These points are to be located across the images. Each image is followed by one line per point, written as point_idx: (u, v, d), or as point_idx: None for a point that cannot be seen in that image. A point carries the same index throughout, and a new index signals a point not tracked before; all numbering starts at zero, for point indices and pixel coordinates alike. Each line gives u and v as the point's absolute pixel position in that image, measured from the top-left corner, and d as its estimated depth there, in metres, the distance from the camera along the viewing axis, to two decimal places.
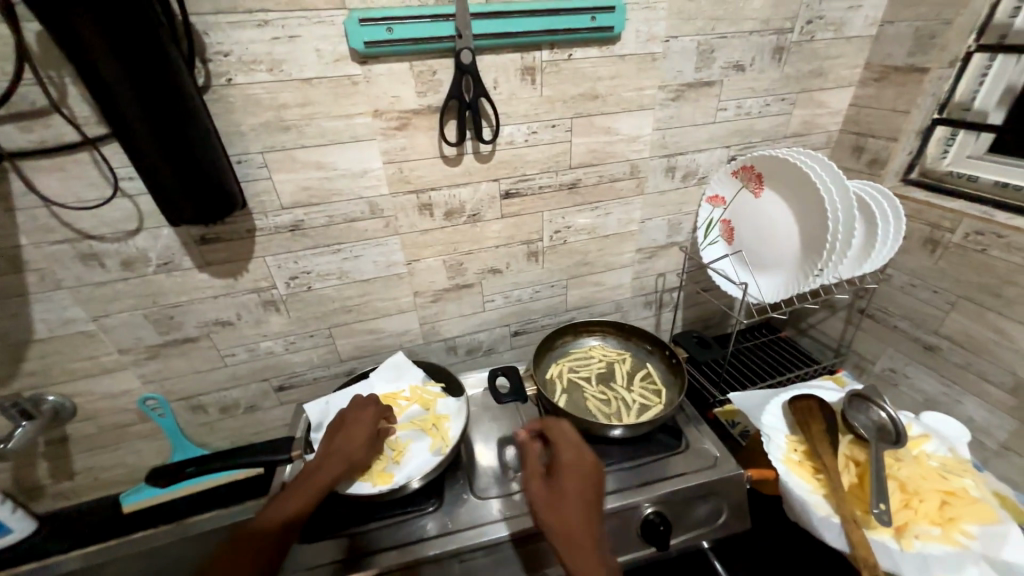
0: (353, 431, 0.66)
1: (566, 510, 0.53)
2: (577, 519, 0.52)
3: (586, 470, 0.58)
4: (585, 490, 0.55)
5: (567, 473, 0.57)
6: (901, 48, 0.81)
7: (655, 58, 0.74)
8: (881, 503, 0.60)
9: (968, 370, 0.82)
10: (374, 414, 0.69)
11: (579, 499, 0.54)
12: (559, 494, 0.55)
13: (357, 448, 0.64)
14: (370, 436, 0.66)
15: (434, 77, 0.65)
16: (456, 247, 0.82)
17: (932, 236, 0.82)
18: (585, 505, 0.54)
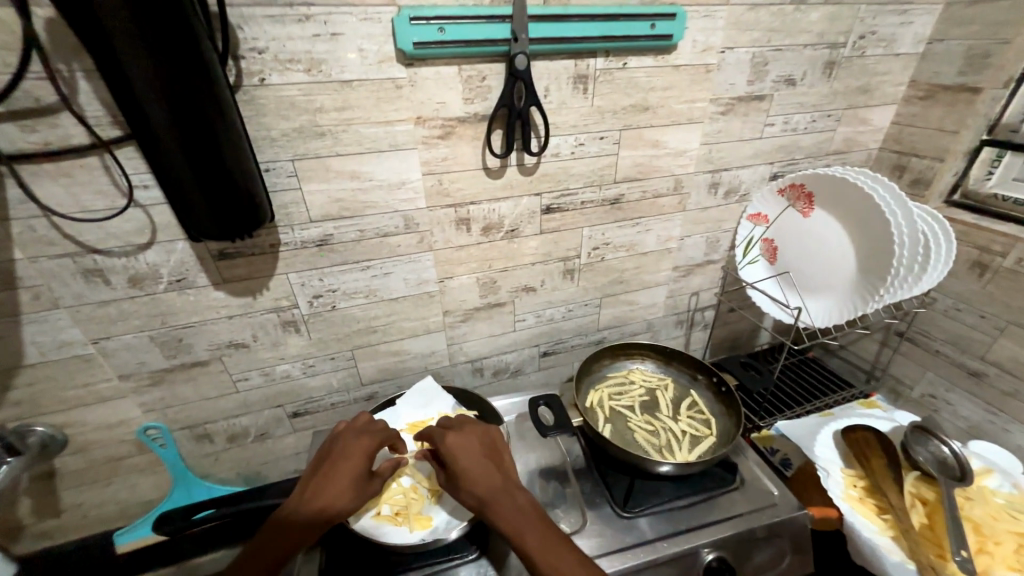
0: (339, 468, 0.57)
1: (466, 480, 0.56)
2: (478, 485, 0.56)
3: (469, 440, 0.61)
4: (477, 454, 0.59)
5: (455, 445, 0.60)
6: (952, 66, 0.79)
7: (709, 69, 0.70)
8: (962, 549, 0.56)
9: (1018, 398, 0.79)
10: (368, 448, 0.60)
11: (475, 466, 0.57)
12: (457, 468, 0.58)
13: (338, 492, 0.55)
14: (357, 477, 0.57)
15: (483, 83, 0.60)
16: (490, 264, 0.76)
17: (980, 259, 0.80)
18: (482, 470, 0.57)
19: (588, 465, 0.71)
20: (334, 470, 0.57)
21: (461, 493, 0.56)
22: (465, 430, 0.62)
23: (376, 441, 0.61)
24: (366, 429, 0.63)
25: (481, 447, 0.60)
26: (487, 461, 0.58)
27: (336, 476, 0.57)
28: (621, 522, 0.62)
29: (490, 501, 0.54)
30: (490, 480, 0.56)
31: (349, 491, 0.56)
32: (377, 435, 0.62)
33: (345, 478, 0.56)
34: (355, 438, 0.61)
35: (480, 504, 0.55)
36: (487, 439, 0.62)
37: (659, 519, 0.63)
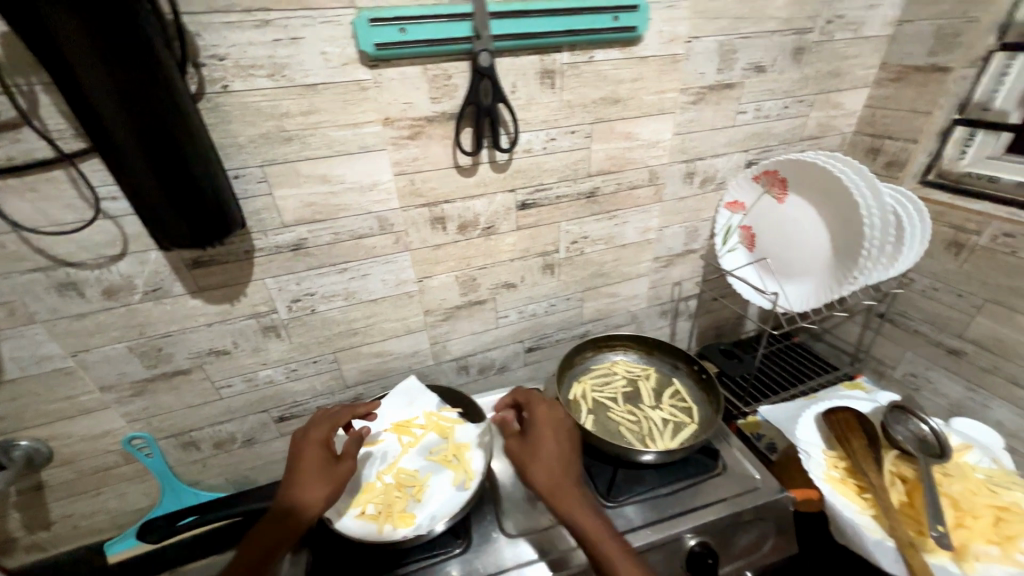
0: (303, 460, 0.60)
1: (544, 465, 0.59)
2: (557, 470, 0.59)
3: (556, 427, 0.63)
4: (559, 442, 0.62)
5: (540, 428, 0.63)
6: (921, 47, 0.79)
7: (677, 60, 0.70)
8: (939, 524, 0.58)
9: (997, 374, 0.80)
10: (325, 434, 0.63)
11: (555, 454, 0.60)
12: (537, 449, 0.61)
13: (310, 480, 0.58)
14: (323, 460, 0.60)
15: (449, 82, 0.60)
16: (468, 262, 0.77)
17: (956, 238, 0.81)
18: (559, 460, 0.60)
19: None
20: (298, 464, 0.59)
21: (535, 471, 0.59)
22: (551, 415, 0.65)
23: (328, 426, 0.65)
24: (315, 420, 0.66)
25: (562, 437, 0.63)
26: (567, 452, 0.61)
27: (303, 469, 0.59)
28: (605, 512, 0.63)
29: (558, 490, 0.57)
30: (564, 473, 0.59)
31: (320, 473, 0.59)
32: (330, 421, 0.66)
33: (310, 464, 0.59)
34: (307, 431, 0.64)
35: (552, 487, 0.57)
36: (570, 430, 0.64)
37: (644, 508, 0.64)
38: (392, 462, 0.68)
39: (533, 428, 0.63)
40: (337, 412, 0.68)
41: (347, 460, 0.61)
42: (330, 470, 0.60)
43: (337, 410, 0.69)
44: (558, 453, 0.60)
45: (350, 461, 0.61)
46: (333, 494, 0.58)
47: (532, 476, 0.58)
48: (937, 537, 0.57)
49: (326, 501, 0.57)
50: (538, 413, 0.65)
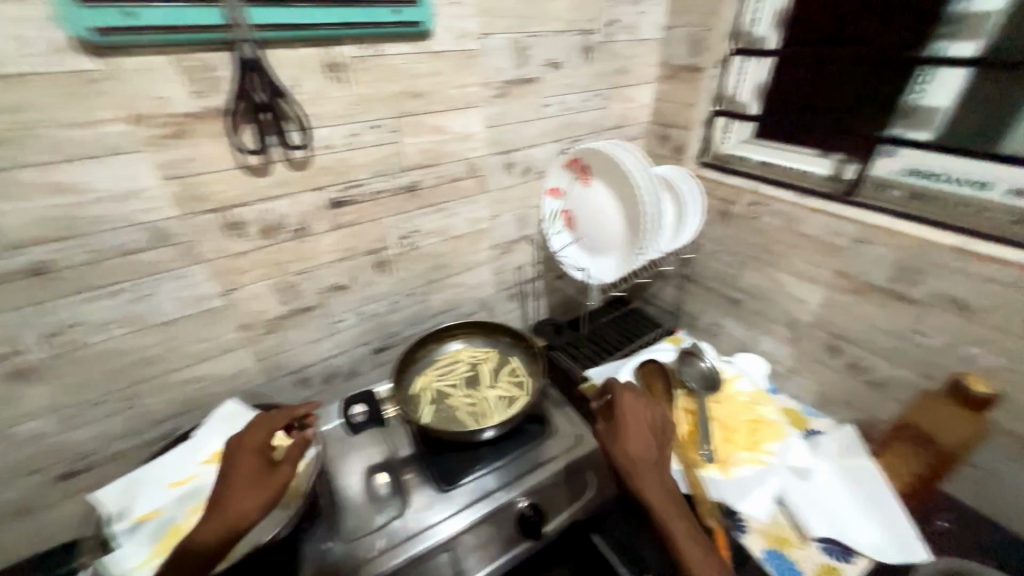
0: (235, 470, 0.57)
1: (630, 443, 0.64)
2: (633, 450, 0.64)
3: (640, 407, 0.69)
4: (643, 429, 0.66)
5: (626, 410, 0.68)
6: (683, 50, 0.95)
7: (472, 55, 0.73)
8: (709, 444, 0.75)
9: (761, 315, 1.00)
10: (261, 440, 0.60)
11: (639, 433, 0.65)
12: (623, 431, 0.65)
13: (241, 489, 0.55)
14: (257, 468, 0.57)
15: (212, 74, 0.55)
16: (284, 268, 0.72)
17: (724, 209, 0.99)
18: (639, 443, 0.64)
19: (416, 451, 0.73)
20: (230, 475, 0.56)
21: (630, 447, 0.64)
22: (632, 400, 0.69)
23: (267, 431, 0.61)
24: (259, 427, 0.62)
25: (642, 420, 0.68)
26: (647, 432, 0.66)
27: (235, 478, 0.56)
28: (442, 497, 0.66)
29: (637, 470, 0.62)
30: (647, 450, 0.64)
31: (255, 483, 0.56)
32: (268, 425, 0.62)
33: (242, 473, 0.56)
34: (242, 438, 0.60)
35: (633, 467, 0.62)
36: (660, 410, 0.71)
37: (480, 483, 0.68)
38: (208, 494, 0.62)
39: (619, 409, 0.69)
40: (270, 419, 0.64)
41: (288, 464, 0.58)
42: (265, 477, 0.57)
43: (276, 413, 0.65)
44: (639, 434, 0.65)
45: (289, 467, 0.58)
46: (263, 503, 0.54)
47: (617, 455, 0.63)
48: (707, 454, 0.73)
49: (257, 511, 0.54)
50: (624, 396, 0.70)
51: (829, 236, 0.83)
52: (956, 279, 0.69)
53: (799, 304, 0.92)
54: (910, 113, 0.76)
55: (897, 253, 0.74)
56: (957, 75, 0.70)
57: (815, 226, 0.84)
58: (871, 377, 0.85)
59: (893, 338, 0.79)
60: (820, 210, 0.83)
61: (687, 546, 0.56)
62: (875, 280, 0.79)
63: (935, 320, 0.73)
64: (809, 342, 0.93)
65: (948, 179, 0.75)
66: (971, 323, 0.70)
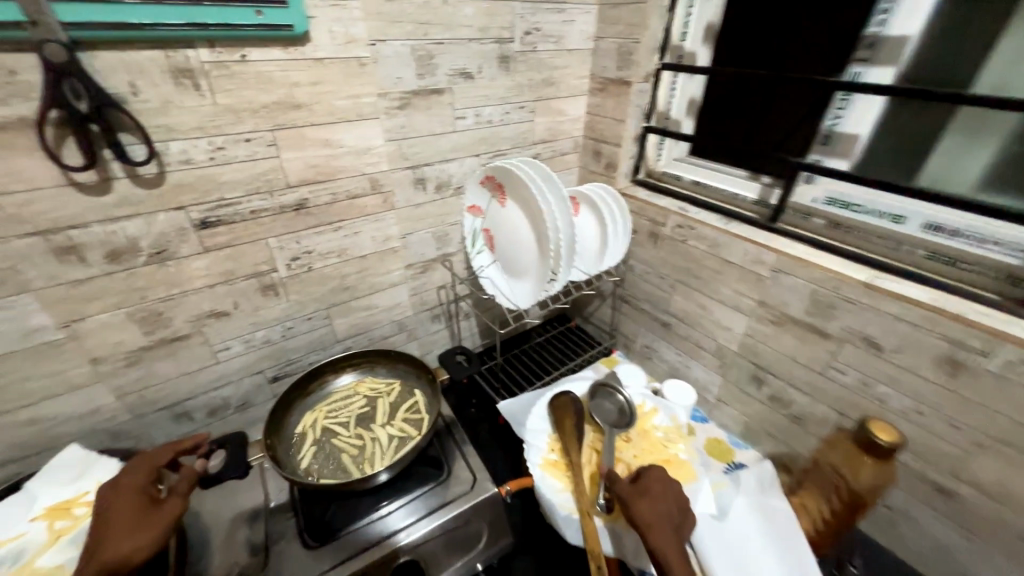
0: (109, 514, 0.51)
1: (651, 502, 0.56)
2: (660, 508, 0.55)
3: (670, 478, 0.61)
4: (668, 504, 0.57)
5: (658, 475, 0.61)
6: (611, 62, 0.90)
7: (363, 63, 0.67)
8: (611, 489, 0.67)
9: (690, 340, 0.96)
10: (140, 478, 0.55)
11: (666, 496, 0.57)
12: (650, 489, 0.58)
13: (117, 534, 0.49)
14: (136, 509, 0.52)
15: (14, 79, 0.47)
16: (142, 295, 0.64)
17: (653, 230, 0.94)
18: (665, 514, 0.55)
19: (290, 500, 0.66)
20: (104, 520, 0.50)
21: (644, 505, 0.55)
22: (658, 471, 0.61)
23: (148, 468, 0.56)
24: (134, 470, 0.56)
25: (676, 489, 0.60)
26: (676, 501, 0.58)
27: (109, 525, 0.50)
28: (309, 556, 0.60)
29: (654, 526, 0.53)
30: (672, 516, 0.55)
31: (133, 525, 0.50)
32: (146, 464, 0.57)
33: (118, 516, 0.50)
34: (116, 481, 0.55)
35: (655, 524, 0.53)
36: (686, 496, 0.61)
37: (357, 536, 0.62)
38: (25, 562, 0.54)
39: (645, 472, 0.62)
40: (144, 459, 0.58)
41: (173, 498, 0.53)
42: (146, 517, 0.51)
43: (159, 449, 0.59)
44: (667, 497, 0.57)
45: (176, 499, 0.53)
46: (146, 543, 0.48)
47: (636, 509, 0.55)
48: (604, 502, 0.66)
49: (139, 552, 0.48)
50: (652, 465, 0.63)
51: (751, 263, 0.79)
52: (868, 316, 0.65)
53: (724, 332, 0.88)
54: (830, 140, 0.72)
55: (813, 286, 0.71)
56: (874, 104, 0.67)
57: (737, 253, 0.80)
58: (792, 411, 0.81)
59: (812, 372, 0.76)
60: (741, 237, 0.79)
61: None
62: (794, 312, 0.75)
63: (850, 357, 0.70)
64: (735, 372, 0.89)
65: (865, 211, 0.71)
66: (884, 362, 0.66)
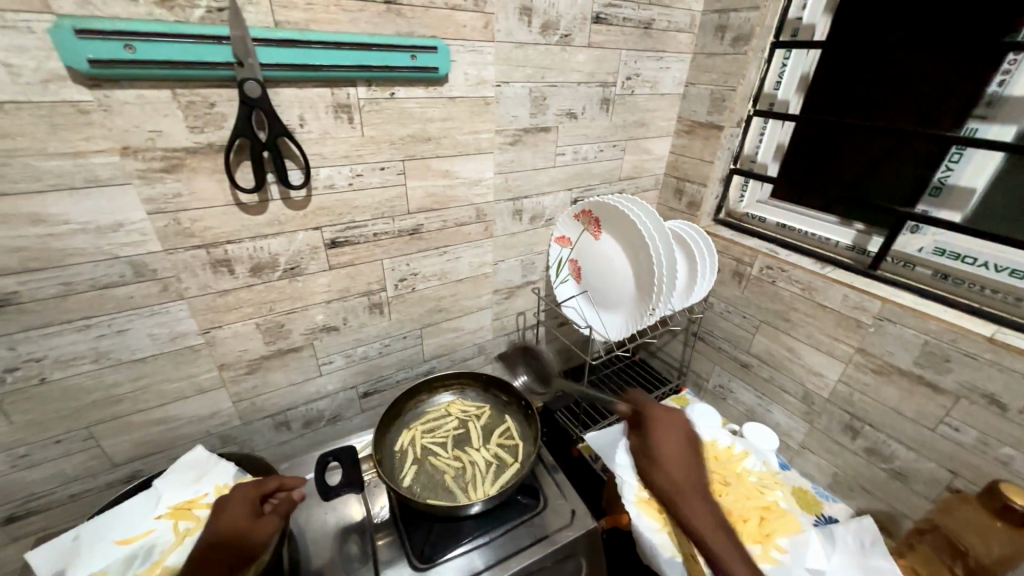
0: (224, 517, 0.55)
1: (665, 466, 0.60)
2: (678, 471, 0.59)
3: (677, 431, 0.62)
4: (687, 453, 0.61)
5: (660, 423, 0.63)
6: (703, 107, 0.93)
7: (488, 102, 0.72)
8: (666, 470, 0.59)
9: (773, 383, 0.95)
10: (250, 492, 0.58)
11: (679, 456, 0.60)
12: (654, 448, 0.61)
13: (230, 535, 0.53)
14: (245, 517, 0.55)
15: (212, 110, 0.52)
16: (270, 307, 0.68)
17: (738, 269, 0.95)
18: (684, 467, 0.59)
19: (392, 515, 0.67)
20: (219, 522, 0.55)
21: (658, 475, 0.59)
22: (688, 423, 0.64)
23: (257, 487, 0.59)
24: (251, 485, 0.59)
25: (681, 439, 0.62)
26: (691, 452, 0.61)
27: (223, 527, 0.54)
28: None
29: (680, 492, 0.58)
30: (694, 476, 0.59)
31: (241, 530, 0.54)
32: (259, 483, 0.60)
33: (231, 519, 0.55)
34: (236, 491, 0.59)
35: (677, 489, 0.58)
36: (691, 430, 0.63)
37: (462, 561, 0.62)
38: (155, 562, 0.55)
39: (654, 430, 0.63)
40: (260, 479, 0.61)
41: (272, 517, 0.56)
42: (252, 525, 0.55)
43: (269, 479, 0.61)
44: (682, 454, 0.60)
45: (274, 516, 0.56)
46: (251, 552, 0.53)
47: (656, 475, 0.59)
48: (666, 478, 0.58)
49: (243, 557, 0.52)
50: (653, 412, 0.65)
51: (851, 309, 0.78)
52: (990, 372, 0.64)
53: (815, 377, 0.87)
54: (941, 192, 0.72)
55: (925, 337, 0.69)
56: (991, 160, 0.67)
57: (835, 298, 0.79)
58: (893, 465, 0.78)
59: (920, 426, 0.73)
60: (840, 282, 0.79)
61: (732, 561, 0.52)
62: (900, 362, 0.73)
63: (966, 413, 0.67)
64: (826, 419, 0.87)
65: (981, 264, 0.69)
66: (1008, 423, 0.64)
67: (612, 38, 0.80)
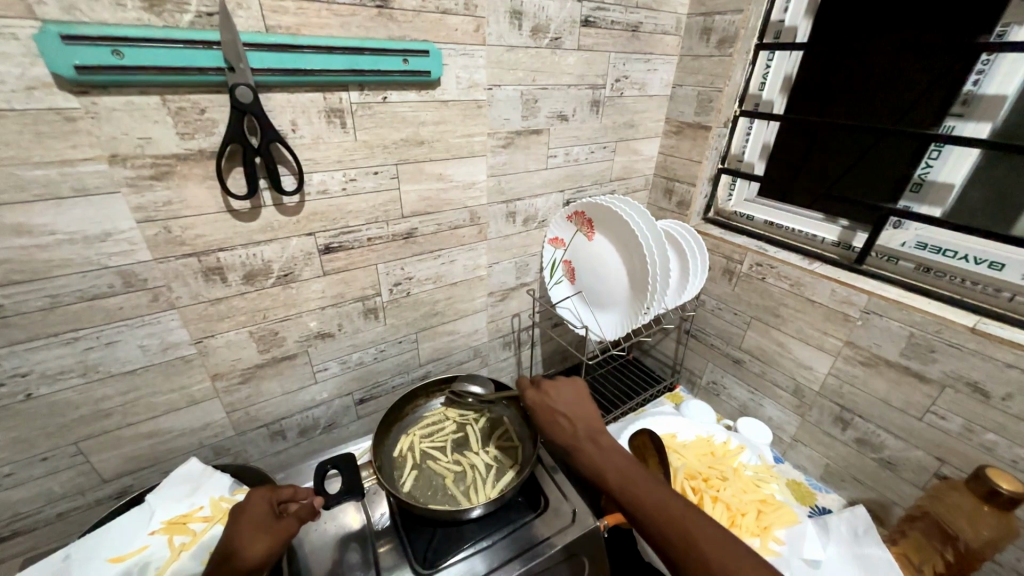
0: (240, 520, 0.53)
1: (560, 420, 0.63)
2: (570, 421, 0.63)
3: (566, 393, 0.67)
4: (581, 403, 0.66)
5: (557, 387, 0.68)
6: (690, 108, 0.95)
7: (480, 105, 0.72)
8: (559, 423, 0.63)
9: (765, 378, 0.96)
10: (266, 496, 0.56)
11: (571, 411, 0.64)
12: (545, 408, 0.65)
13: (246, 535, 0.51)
14: (262, 519, 0.53)
15: (202, 116, 0.52)
16: (263, 315, 0.67)
17: (728, 267, 0.96)
18: (577, 416, 0.64)
19: (393, 522, 0.67)
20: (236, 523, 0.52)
21: (554, 427, 0.63)
22: (570, 385, 0.69)
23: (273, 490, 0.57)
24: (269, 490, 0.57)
25: (572, 401, 0.66)
26: (575, 411, 0.64)
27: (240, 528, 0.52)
28: None
29: (569, 441, 0.61)
30: (582, 425, 0.62)
31: (259, 532, 0.52)
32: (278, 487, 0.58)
33: (249, 521, 0.52)
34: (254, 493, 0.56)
35: (567, 435, 0.61)
36: (576, 394, 0.67)
37: (465, 565, 0.61)
38: None
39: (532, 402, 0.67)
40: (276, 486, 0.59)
41: (291, 520, 0.54)
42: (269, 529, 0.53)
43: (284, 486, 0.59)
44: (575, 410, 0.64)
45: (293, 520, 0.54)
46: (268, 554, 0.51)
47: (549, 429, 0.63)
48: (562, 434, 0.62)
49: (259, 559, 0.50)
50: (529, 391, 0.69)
51: (839, 303, 0.80)
52: (974, 360, 0.66)
53: (805, 371, 0.88)
54: (921, 188, 0.74)
55: (910, 329, 0.71)
56: (967, 157, 0.69)
57: (823, 293, 0.81)
58: (883, 455, 0.80)
59: (908, 416, 0.75)
60: (827, 277, 0.81)
61: (627, 481, 0.54)
62: (887, 354, 0.75)
63: (952, 402, 0.69)
64: (817, 412, 0.89)
65: (961, 257, 0.71)
66: (992, 409, 0.66)
67: (601, 41, 0.81)
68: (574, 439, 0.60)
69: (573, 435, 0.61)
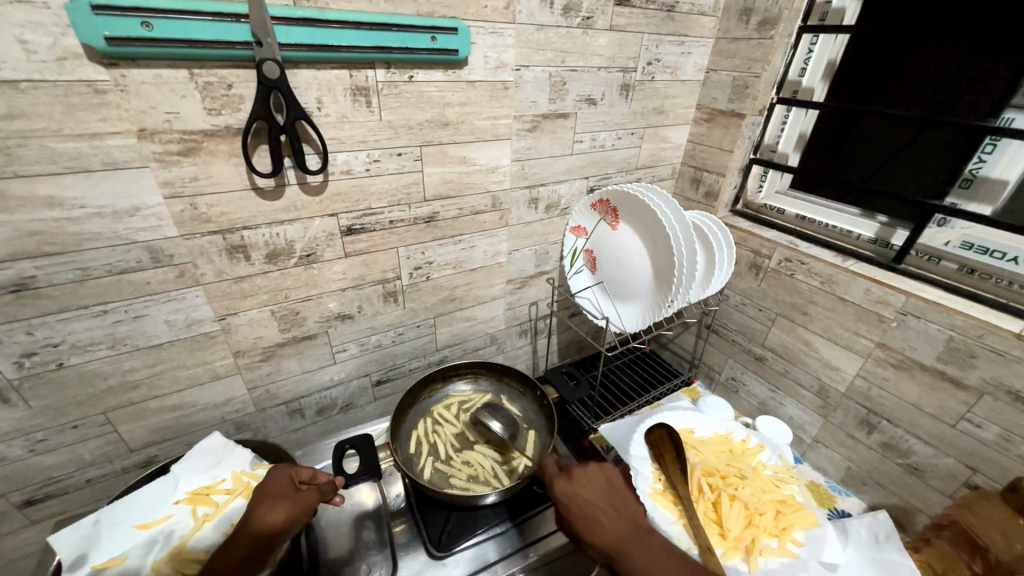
0: (262, 490, 0.54)
1: (600, 522, 0.56)
2: (611, 524, 0.56)
3: (602, 484, 0.60)
4: (614, 496, 0.59)
5: (586, 478, 0.61)
6: (724, 93, 0.91)
7: (507, 87, 0.70)
8: (595, 530, 0.55)
9: (788, 376, 0.94)
10: (287, 470, 0.57)
11: (607, 509, 0.58)
12: (579, 505, 0.58)
13: (266, 505, 0.52)
14: (282, 491, 0.54)
15: (229, 92, 0.51)
16: (285, 295, 0.67)
17: (755, 261, 0.93)
18: (616, 517, 0.57)
19: (408, 503, 0.68)
20: (258, 494, 0.54)
21: (594, 530, 0.55)
22: (596, 473, 0.62)
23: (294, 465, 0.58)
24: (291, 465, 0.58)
25: (606, 496, 0.59)
26: (613, 508, 0.58)
27: (261, 498, 0.53)
28: (434, 563, 0.60)
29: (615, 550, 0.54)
30: (625, 527, 0.56)
31: (279, 501, 0.53)
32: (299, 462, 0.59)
33: (270, 490, 0.54)
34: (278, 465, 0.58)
35: (613, 543, 0.54)
36: (607, 483, 0.60)
37: (479, 549, 0.62)
38: (176, 546, 0.55)
39: (561, 499, 0.59)
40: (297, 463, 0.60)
41: (308, 494, 0.55)
42: (287, 500, 0.54)
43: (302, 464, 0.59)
44: (611, 509, 0.58)
45: (310, 494, 0.55)
46: (284, 524, 0.51)
47: (588, 533, 0.56)
48: (601, 538, 0.55)
49: (276, 528, 0.51)
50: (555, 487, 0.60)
51: (873, 303, 0.76)
52: (1017, 368, 0.63)
53: (831, 371, 0.86)
54: (971, 184, 0.70)
55: (950, 333, 0.68)
56: None
57: (856, 291, 0.78)
58: (909, 461, 0.78)
59: (940, 422, 0.72)
60: (862, 275, 0.77)
61: None
62: (923, 358, 0.72)
63: (989, 410, 0.66)
64: (842, 414, 0.86)
65: (1009, 258, 0.67)
66: None
67: (634, 21, 0.77)
68: (620, 547, 0.54)
69: (620, 541, 0.54)
